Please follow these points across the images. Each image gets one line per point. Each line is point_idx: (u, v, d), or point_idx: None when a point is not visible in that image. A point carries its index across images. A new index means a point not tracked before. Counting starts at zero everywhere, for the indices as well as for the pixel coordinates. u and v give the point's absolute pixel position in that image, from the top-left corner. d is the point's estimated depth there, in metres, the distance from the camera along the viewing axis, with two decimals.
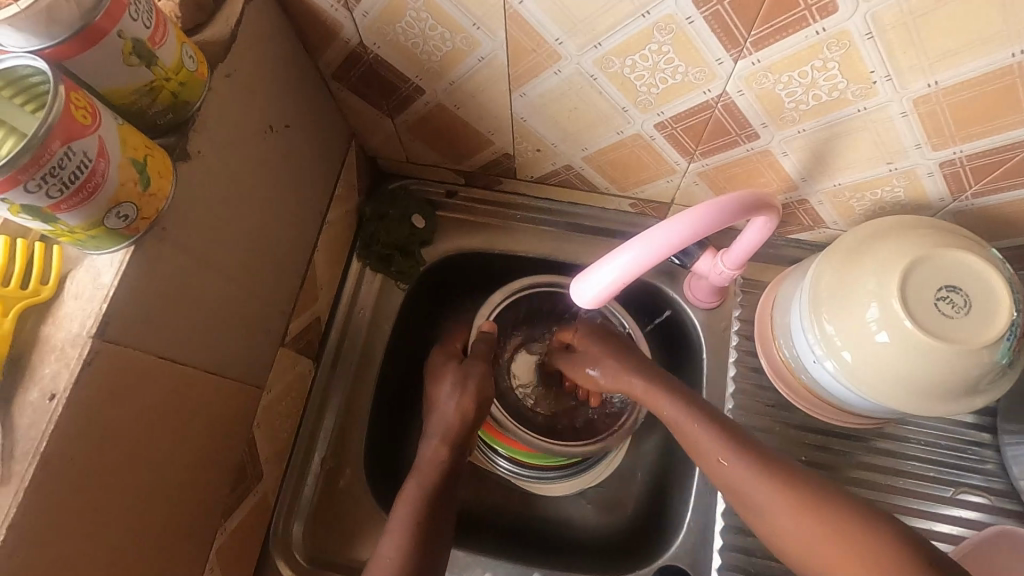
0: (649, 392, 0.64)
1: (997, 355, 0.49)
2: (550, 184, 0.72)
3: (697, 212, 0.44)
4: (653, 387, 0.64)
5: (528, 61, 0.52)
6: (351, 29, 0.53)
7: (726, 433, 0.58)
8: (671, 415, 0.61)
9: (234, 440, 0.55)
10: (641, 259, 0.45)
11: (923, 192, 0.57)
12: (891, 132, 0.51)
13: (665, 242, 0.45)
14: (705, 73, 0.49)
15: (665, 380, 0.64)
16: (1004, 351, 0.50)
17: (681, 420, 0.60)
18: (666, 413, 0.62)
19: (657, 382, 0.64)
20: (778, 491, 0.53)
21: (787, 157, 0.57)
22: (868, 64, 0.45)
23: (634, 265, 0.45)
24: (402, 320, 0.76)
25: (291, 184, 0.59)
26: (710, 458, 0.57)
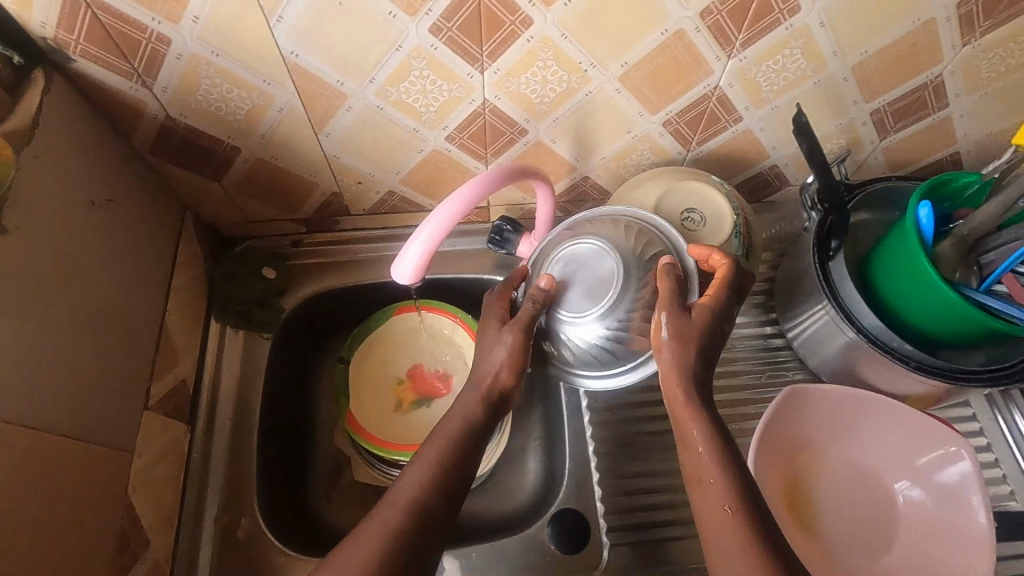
0: (689, 408, 0.56)
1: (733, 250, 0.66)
2: (381, 213, 0.81)
3: (474, 183, 0.54)
4: (693, 406, 0.56)
5: (322, 104, 0.62)
6: (154, 105, 0.60)
7: (729, 450, 0.54)
8: (696, 446, 0.55)
9: (109, 506, 0.55)
10: (440, 228, 0.54)
11: (663, 150, 0.74)
12: (618, 107, 0.66)
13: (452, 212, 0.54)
14: (464, 87, 0.61)
15: (699, 400, 0.56)
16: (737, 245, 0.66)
17: (706, 450, 0.54)
18: (693, 433, 0.55)
19: (702, 400, 0.56)
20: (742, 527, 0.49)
21: (556, 143, 0.71)
22: (575, 57, 0.59)
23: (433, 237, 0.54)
24: (272, 369, 0.79)
25: (125, 254, 0.62)
26: (705, 480, 0.53)
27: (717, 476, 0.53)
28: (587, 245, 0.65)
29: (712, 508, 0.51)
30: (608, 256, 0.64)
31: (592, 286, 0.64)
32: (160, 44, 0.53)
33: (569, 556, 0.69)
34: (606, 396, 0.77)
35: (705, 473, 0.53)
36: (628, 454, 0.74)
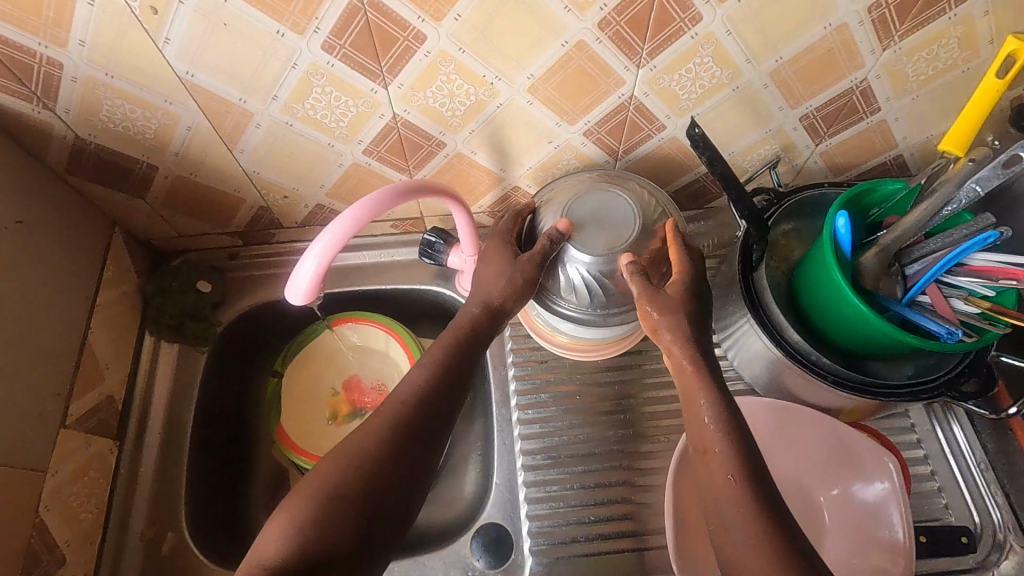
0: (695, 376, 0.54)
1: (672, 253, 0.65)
2: (315, 226, 0.81)
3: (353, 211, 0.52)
4: (697, 379, 0.54)
5: (229, 121, 0.62)
6: (61, 126, 0.60)
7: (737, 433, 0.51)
8: (703, 419, 0.52)
9: (14, 526, 0.56)
10: (322, 259, 0.53)
11: (589, 158, 0.73)
12: (532, 118, 0.65)
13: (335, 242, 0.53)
14: (370, 102, 0.61)
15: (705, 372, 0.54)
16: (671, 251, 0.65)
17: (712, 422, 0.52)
18: (700, 405, 0.53)
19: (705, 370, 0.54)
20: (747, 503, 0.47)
21: (476, 155, 0.70)
22: (477, 71, 0.59)
23: (317, 268, 0.53)
24: (206, 383, 0.80)
25: (37, 274, 0.63)
26: (709, 449, 0.51)
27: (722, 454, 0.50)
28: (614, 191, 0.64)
29: (711, 486, 0.49)
30: (626, 202, 0.63)
31: (610, 230, 0.62)
32: (52, 67, 0.54)
33: (491, 570, 0.69)
34: (540, 407, 0.77)
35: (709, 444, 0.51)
36: (556, 467, 0.73)
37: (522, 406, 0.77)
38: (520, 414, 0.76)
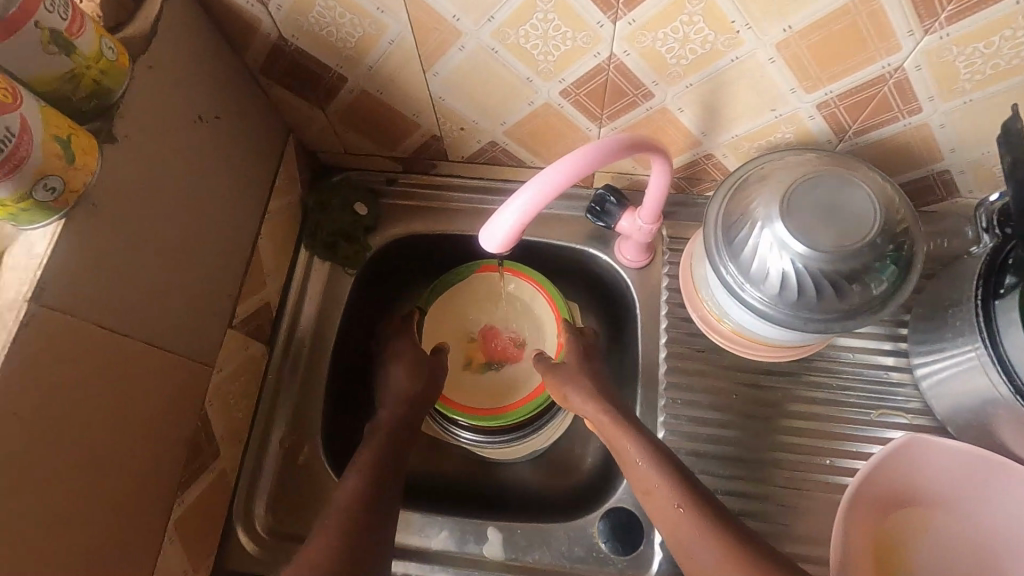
0: (619, 434, 0.64)
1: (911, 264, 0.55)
2: (479, 164, 0.77)
3: (580, 153, 0.47)
4: (620, 429, 0.64)
5: (433, 39, 0.57)
6: (268, 23, 0.58)
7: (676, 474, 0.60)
8: (636, 463, 0.62)
9: (184, 414, 0.58)
10: (533, 202, 0.47)
11: (809, 135, 0.63)
12: (766, 79, 0.56)
13: (551, 186, 0.47)
14: (591, 38, 0.54)
15: (633, 428, 0.64)
16: (908, 261, 0.55)
17: (642, 460, 0.62)
18: (628, 450, 0.63)
19: (629, 429, 0.64)
20: (704, 532, 0.56)
21: (683, 112, 0.62)
22: (728, 14, 0.50)
23: (525, 211, 0.48)
24: (351, 305, 0.79)
25: (226, 172, 0.62)
26: (652, 491, 0.61)
27: (666, 497, 0.60)
28: (858, 181, 0.54)
29: (680, 531, 0.58)
30: (866, 193, 0.53)
31: (847, 224, 0.53)
32: None
33: (616, 556, 0.65)
34: (689, 398, 0.72)
35: (655, 486, 0.60)
36: (699, 464, 0.69)
37: (671, 393, 0.72)
38: (667, 400, 0.72)
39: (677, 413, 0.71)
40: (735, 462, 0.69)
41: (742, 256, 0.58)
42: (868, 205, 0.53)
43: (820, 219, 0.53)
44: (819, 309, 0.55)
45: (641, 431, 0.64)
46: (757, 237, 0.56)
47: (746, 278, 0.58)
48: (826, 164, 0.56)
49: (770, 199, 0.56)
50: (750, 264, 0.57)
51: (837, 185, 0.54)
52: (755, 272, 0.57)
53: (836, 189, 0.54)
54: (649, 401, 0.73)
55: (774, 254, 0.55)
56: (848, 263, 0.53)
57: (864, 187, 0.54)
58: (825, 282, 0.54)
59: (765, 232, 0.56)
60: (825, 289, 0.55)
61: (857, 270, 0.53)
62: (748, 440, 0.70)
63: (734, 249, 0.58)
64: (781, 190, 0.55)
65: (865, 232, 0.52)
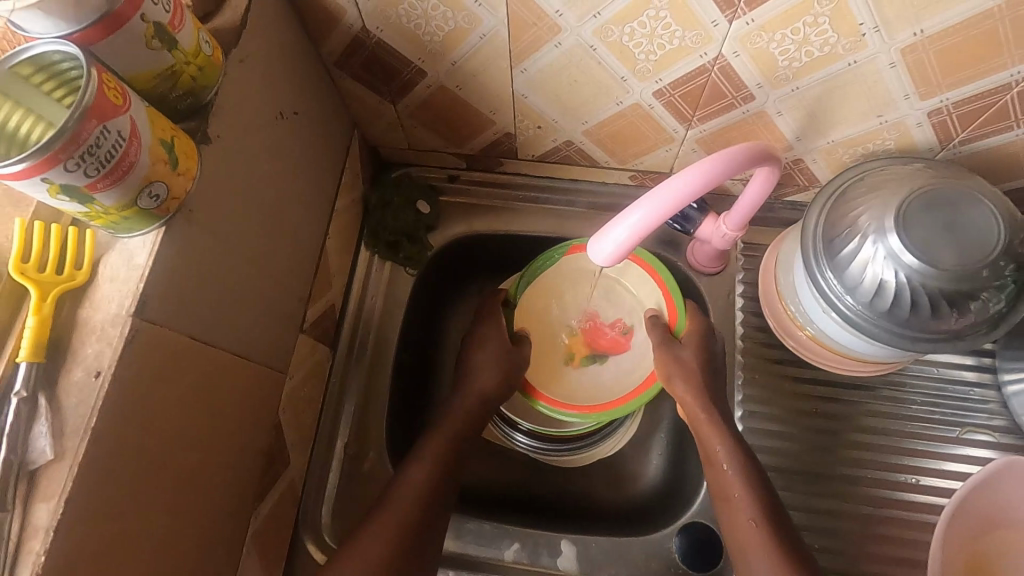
0: (708, 430, 0.64)
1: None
2: (550, 162, 0.74)
3: (706, 162, 0.46)
4: (715, 427, 0.63)
5: (529, 35, 0.54)
6: (354, 14, 0.54)
7: (756, 482, 0.60)
8: (724, 466, 0.61)
9: (263, 424, 0.55)
10: (657, 210, 0.46)
11: (911, 143, 0.60)
12: (880, 84, 0.53)
13: (675, 195, 0.46)
14: (701, 37, 0.51)
15: (722, 423, 0.64)
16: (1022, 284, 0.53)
17: (731, 469, 0.61)
18: (717, 450, 0.62)
19: (726, 424, 0.64)
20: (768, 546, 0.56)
21: (781, 116, 0.59)
22: (857, 16, 0.47)
23: (647, 220, 0.46)
24: (412, 306, 0.77)
25: (301, 171, 0.59)
26: (730, 497, 0.60)
27: (744, 502, 0.59)
28: (980, 197, 0.51)
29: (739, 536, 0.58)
30: (989, 209, 0.51)
31: (968, 242, 0.50)
32: None
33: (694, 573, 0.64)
34: (765, 411, 0.70)
35: (733, 492, 0.60)
36: (776, 479, 0.68)
37: (748, 406, 0.70)
38: (743, 412, 0.70)
39: (753, 426, 0.69)
40: (814, 477, 0.67)
41: (847, 269, 0.55)
42: (992, 223, 0.50)
43: (940, 235, 0.50)
44: (929, 329, 0.53)
45: (732, 431, 0.63)
46: (866, 251, 0.53)
47: (850, 292, 0.55)
48: (943, 177, 0.53)
49: (884, 211, 0.53)
50: (855, 277, 0.54)
51: (958, 200, 0.51)
52: (860, 287, 0.54)
53: (957, 204, 0.51)
54: (724, 413, 0.70)
55: (887, 269, 0.52)
56: (967, 282, 0.50)
57: (987, 204, 0.51)
58: (941, 301, 0.51)
59: (877, 245, 0.53)
60: (938, 308, 0.52)
61: (976, 290, 0.51)
62: (828, 455, 0.68)
63: (838, 260, 0.55)
64: (898, 201, 0.52)
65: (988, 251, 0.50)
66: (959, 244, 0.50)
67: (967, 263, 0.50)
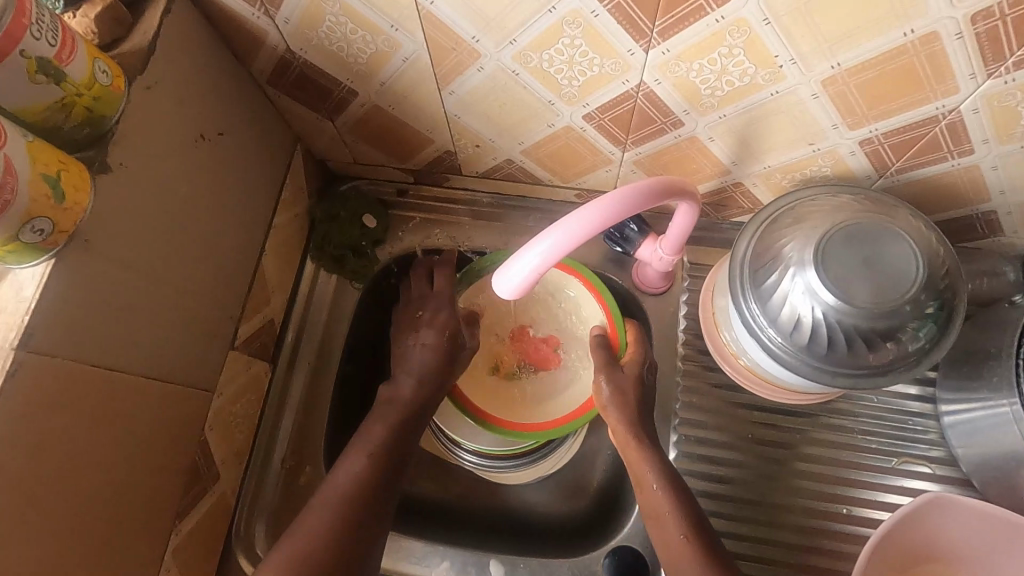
0: (633, 451, 0.62)
1: (949, 323, 0.52)
2: (494, 179, 0.74)
3: (628, 188, 0.46)
4: (637, 447, 0.62)
5: (450, 59, 0.53)
6: (276, 35, 0.54)
7: (680, 494, 0.59)
8: (649, 481, 0.60)
9: (184, 443, 0.56)
10: (575, 233, 0.45)
11: (848, 170, 0.59)
12: (807, 114, 0.52)
13: (596, 218, 0.45)
14: (620, 65, 0.50)
15: (647, 444, 0.63)
16: (947, 320, 0.52)
17: (659, 486, 0.59)
18: (644, 471, 0.61)
19: (644, 443, 0.62)
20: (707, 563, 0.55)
21: (714, 142, 0.58)
22: (771, 49, 0.46)
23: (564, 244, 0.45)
24: (358, 320, 0.77)
25: (230, 190, 0.59)
26: (659, 515, 0.59)
27: (673, 518, 0.58)
28: (902, 232, 0.50)
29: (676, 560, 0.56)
30: (909, 246, 0.50)
31: (885, 279, 0.49)
32: None
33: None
34: (702, 436, 0.69)
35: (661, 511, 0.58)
36: (710, 505, 0.67)
37: (684, 430, 0.70)
38: (679, 437, 0.69)
39: (690, 452, 0.69)
40: (747, 504, 0.67)
41: (770, 302, 0.54)
42: (911, 260, 0.49)
43: (858, 272, 0.50)
44: (849, 365, 0.52)
45: (656, 450, 0.62)
46: (787, 284, 0.53)
47: (773, 326, 0.54)
48: (868, 210, 0.52)
49: (805, 245, 0.52)
50: (777, 311, 0.54)
51: (879, 235, 0.50)
52: (782, 321, 0.54)
53: (878, 239, 0.50)
54: (661, 435, 0.70)
55: (806, 304, 0.52)
56: (884, 320, 0.50)
57: (908, 240, 0.50)
58: (858, 337, 0.51)
59: (797, 279, 0.52)
60: (858, 344, 0.51)
61: (893, 327, 0.50)
62: (762, 482, 0.68)
63: (761, 292, 0.55)
64: (818, 236, 0.51)
65: (906, 289, 0.49)
66: (877, 281, 0.49)
67: (884, 301, 0.49)
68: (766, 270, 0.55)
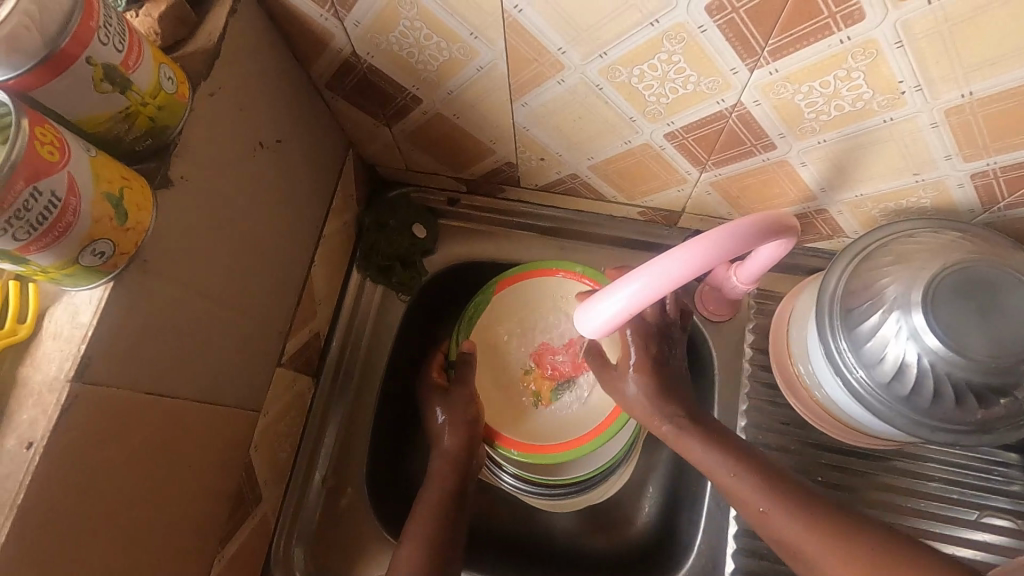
0: (678, 437, 0.57)
1: None
2: (553, 192, 0.70)
3: (732, 228, 0.41)
4: (682, 436, 0.57)
5: (530, 70, 0.49)
6: (342, 39, 0.50)
7: (771, 481, 0.53)
8: (711, 467, 0.55)
9: (231, 467, 0.53)
10: (664, 279, 0.41)
11: (950, 203, 0.54)
12: (919, 143, 0.47)
13: (690, 263, 0.41)
14: (718, 84, 0.46)
15: (699, 428, 0.57)
16: None
17: (721, 471, 0.54)
18: (696, 457, 0.56)
19: (693, 424, 0.57)
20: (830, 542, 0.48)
21: (805, 167, 0.54)
22: (896, 74, 0.41)
23: (651, 290, 0.42)
24: (404, 334, 0.74)
25: (284, 199, 0.56)
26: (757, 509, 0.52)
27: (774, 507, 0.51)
28: (1023, 279, 0.46)
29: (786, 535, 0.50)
30: None
31: (1002, 331, 0.45)
32: None
33: None
34: None
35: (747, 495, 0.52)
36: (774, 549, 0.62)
37: None
38: None
39: None
40: None
41: (865, 345, 0.50)
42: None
43: (973, 322, 0.45)
44: (953, 420, 0.48)
45: (699, 428, 0.57)
46: (888, 327, 0.49)
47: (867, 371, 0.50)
48: (984, 251, 0.48)
49: (913, 287, 0.48)
50: (874, 356, 0.50)
51: (997, 280, 0.46)
52: (879, 367, 0.49)
53: (996, 287, 0.46)
54: None
55: (912, 351, 0.47)
56: (1000, 376, 0.45)
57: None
58: (967, 392, 0.47)
59: (900, 324, 0.48)
60: (965, 399, 0.47)
61: (1008, 383, 0.46)
62: None
63: (855, 334, 0.51)
64: (928, 278, 0.47)
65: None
66: (993, 334, 0.45)
67: (1000, 355, 0.45)
68: (862, 309, 0.51)
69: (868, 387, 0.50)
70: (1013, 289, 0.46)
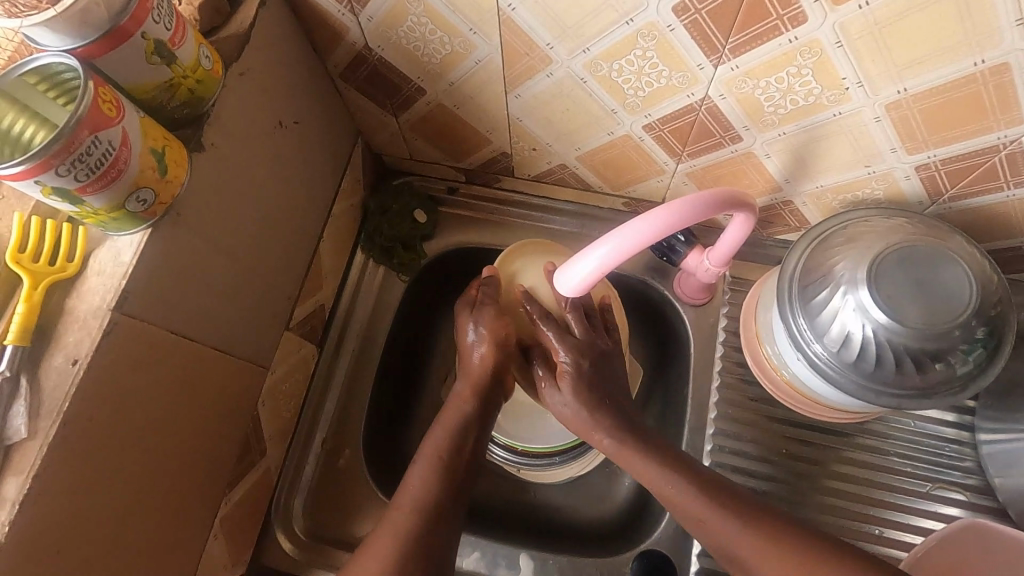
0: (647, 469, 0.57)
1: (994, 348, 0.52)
2: (545, 182, 0.76)
3: (691, 201, 0.47)
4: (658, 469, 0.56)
5: (521, 64, 0.55)
6: (356, 32, 0.57)
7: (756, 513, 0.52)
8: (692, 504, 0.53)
9: (241, 416, 0.58)
10: (631, 242, 0.47)
11: (900, 194, 0.59)
12: (866, 136, 0.53)
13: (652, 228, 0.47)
14: (688, 78, 0.52)
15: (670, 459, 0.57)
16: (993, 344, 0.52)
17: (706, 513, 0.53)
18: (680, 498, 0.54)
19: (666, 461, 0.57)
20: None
21: (770, 158, 0.60)
22: (840, 71, 0.47)
23: (617, 252, 0.48)
24: (403, 311, 0.79)
25: (298, 176, 0.62)
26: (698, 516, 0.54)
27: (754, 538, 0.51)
28: (956, 258, 0.51)
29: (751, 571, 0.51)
30: (961, 270, 0.51)
31: (935, 303, 0.50)
32: None
33: None
34: (736, 447, 0.70)
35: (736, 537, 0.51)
36: None
37: (717, 441, 0.70)
38: (713, 446, 0.70)
39: (722, 463, 0.69)
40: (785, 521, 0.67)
41: (818, 318, 0.55)
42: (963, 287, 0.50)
43: (911, 294, 0.51)
44: (895, 385, 0.53)
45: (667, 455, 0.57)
46: (838, 301, 0.54)
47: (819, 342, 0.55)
48: (923, 232, 0.53)
49: (859, 265, 0.53)
50: (826, 327, 0.55)
51: (933, 257, 0.51)
52: (828, 337, 0.55)
53: (933, 263, 0.51)
54: (695, 444, 0.71)
55: (857, 322, 0.53)
56: (933, 342, 0.51)
57: (962, 266, 0.51)
58: (906, 357, 0.52)
59: (848, 297, 0.53)
60: (905, 364, 0.52)
61: (941, 349, 0.51)
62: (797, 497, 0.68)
63: (809, 308, 0.56)
64: (873, 257, 0.52)
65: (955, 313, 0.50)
66: (927, 305, 0.50)
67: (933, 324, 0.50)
68: (816, 286, 0.56)
69: (820, 355, 0.55)
70: (946, 266, 0.51)
